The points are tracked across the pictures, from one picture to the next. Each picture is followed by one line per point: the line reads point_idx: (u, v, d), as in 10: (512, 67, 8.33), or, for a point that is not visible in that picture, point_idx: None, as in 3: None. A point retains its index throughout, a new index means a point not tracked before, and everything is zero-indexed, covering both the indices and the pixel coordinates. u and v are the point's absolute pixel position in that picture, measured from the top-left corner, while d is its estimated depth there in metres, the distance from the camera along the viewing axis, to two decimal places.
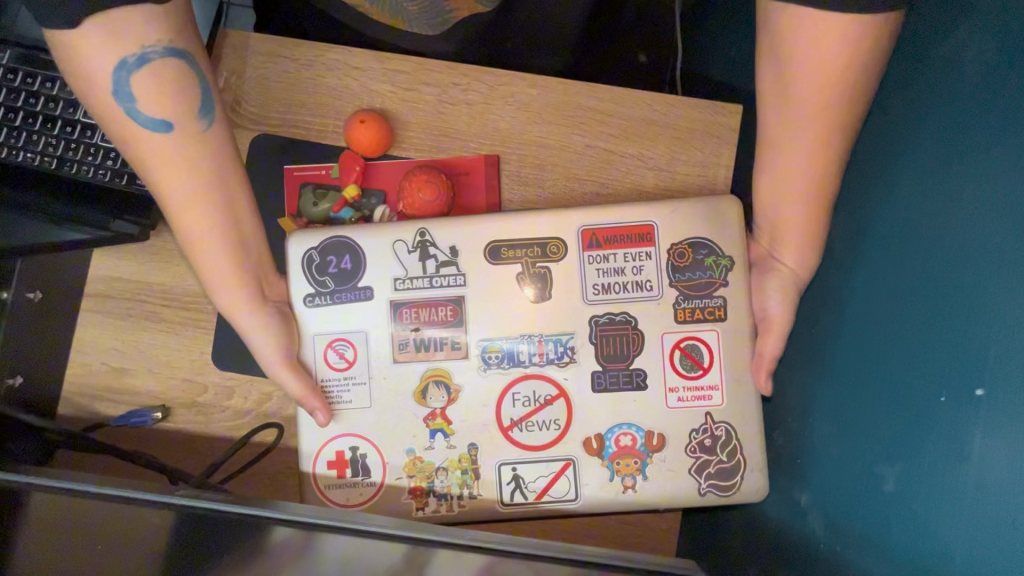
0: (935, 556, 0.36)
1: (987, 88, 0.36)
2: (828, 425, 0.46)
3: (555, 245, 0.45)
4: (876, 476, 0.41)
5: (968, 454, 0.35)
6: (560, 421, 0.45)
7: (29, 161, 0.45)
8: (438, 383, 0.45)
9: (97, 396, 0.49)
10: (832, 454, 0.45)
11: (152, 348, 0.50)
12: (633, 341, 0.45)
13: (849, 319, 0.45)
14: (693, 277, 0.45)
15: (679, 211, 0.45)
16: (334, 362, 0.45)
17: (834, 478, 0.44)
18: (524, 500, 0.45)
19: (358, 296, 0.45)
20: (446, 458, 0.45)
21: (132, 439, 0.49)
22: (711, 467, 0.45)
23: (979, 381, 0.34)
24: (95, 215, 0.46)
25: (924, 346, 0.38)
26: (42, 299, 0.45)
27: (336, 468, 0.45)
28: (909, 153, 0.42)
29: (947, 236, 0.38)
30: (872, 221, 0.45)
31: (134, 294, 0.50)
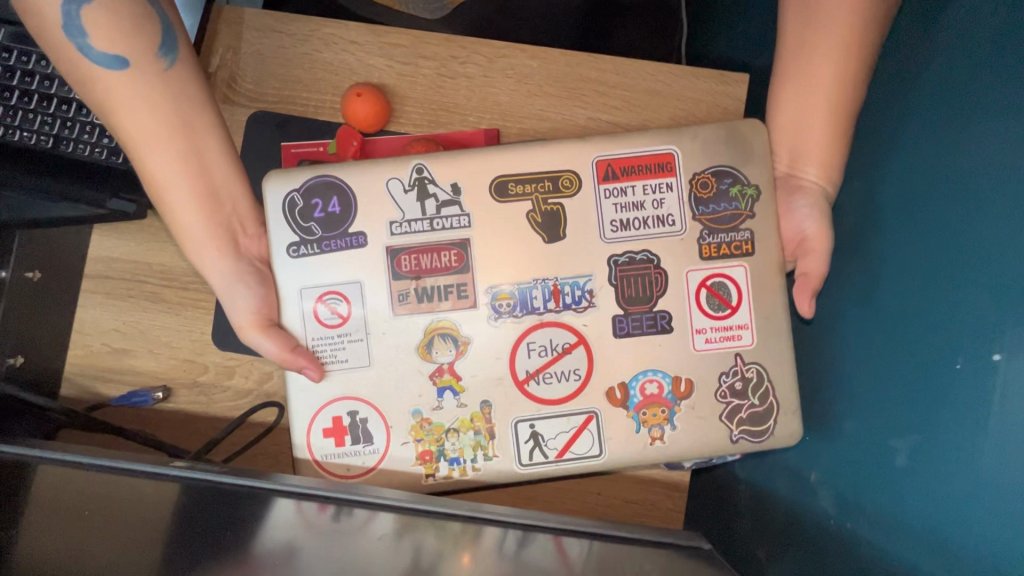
0: (951, 529, 0.35)
1: (1001, 47, 0.36)
2: (837, 400, 0.45)
3: (569, 178, 0.44)
4: (888, 451, 0.40)
5: (985, 422, 0.34)
6: (580, 371, 0.44)
7: (24, 139, 0.45)
8: (445, 336, 0.43)
9: (97, 377, 0.49)
10: (843, 429, 0.44)
11: (152, 328, 0.49)
12: (656, 282, 0.44)
13: (864, 278, 0.44)
14: (718, 209, 0.44)
15: (700, 138, 0.44)
16: (325, 318, 0.43)
17: (849, 442, 0.43)
18: (545, 459, 0.44)
19: (348, 244, 0.43)
20: (457, 418, 0.44)
21: (131, 419, 0.48)
22: (743, 412, 0.44)
23: (995, 347, 0.34)
24: (90, 194, 0.45)
25: (937, 314, 0.37)
26: (41, 279, 0.45)
27: (334, 435, 0.44)
28: (921, 115, 0.40)
29: (961, 200, 0.37)
30: (886, 173, 0.43)
31: (133, 275, 0.49)
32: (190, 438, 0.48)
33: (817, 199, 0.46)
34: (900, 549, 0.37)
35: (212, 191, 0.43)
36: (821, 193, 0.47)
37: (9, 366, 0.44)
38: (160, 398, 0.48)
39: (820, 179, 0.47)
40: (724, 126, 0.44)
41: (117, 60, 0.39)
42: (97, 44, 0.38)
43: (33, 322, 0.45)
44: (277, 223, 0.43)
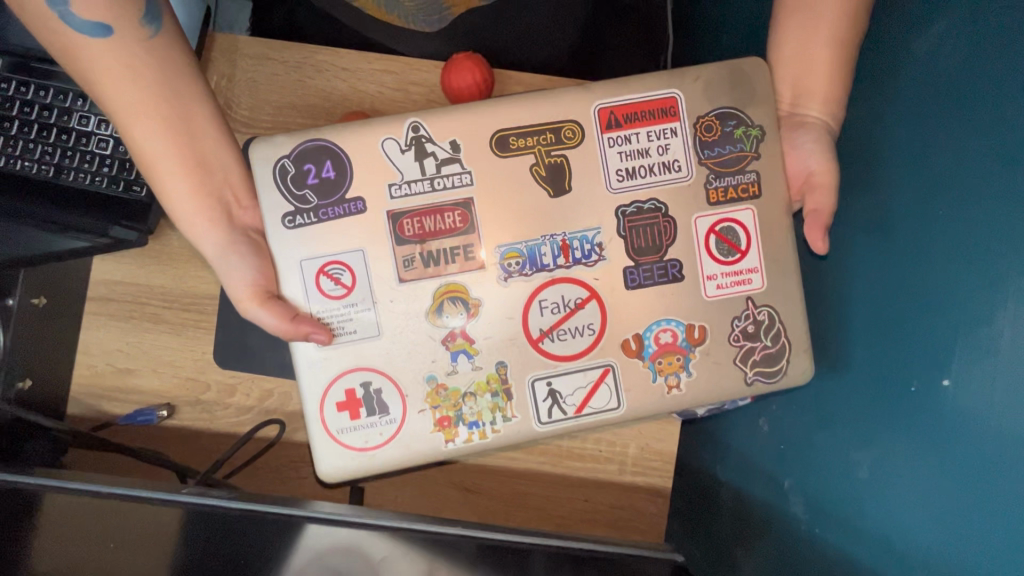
0: (902, 536, 0.38)
1: (957, 89, 0.38)
2: (809, 410, 0.48)
3: (571, 128, 0.43)
4: (851, 462, 0.43)
5: (935, 441, 0.37)
6: (593, 326, 0.44)
7: (26, 169, 0.46)
8: (454, 300, 0.43)
9: (103, 395, 0.51)
10: (813, 438, 0.47)
11: (155, 347, 0.51)
12: (665, 230, 0.44)
13: (869, 239, 0.44)
14: (723, 151, 0.44)
15: (702, 79, 0.44)
16: (329, 290, 0.42)
17: (857, 402, 0.43)
18: (564, 416, 0.44)
19: (347, 209, 0.42)
20: (473, 381, 0.43)
21: (137, 437, 0.50)
22: (756, 354, 0.44)
23: (945, 372, 0.37)
24: (93, 223, 0.47)
25: (901, 336, 0.40)
26: (47, 304, 0.47)
27: (349, 408, 0.43)
28: (887, 143, 0.42)
29: (920, 232, 0.39)
30: (891, 123, 0.42)
31: (135, 298, 0.51)
32: (194, 454, 0.50)
33: (819, 132, 0.47)
34: (859, 551, 0.41)
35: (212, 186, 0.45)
36: (825, 129, 0.47)
37: (19, 390, 0.45)
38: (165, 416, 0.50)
39: (824, 115, 0.47)
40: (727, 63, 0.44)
41: (99, 27, 0.39)
42: (80, 13, 0.38)
43: (39, 347, 0.47)
44: (269, 193, 0.42)
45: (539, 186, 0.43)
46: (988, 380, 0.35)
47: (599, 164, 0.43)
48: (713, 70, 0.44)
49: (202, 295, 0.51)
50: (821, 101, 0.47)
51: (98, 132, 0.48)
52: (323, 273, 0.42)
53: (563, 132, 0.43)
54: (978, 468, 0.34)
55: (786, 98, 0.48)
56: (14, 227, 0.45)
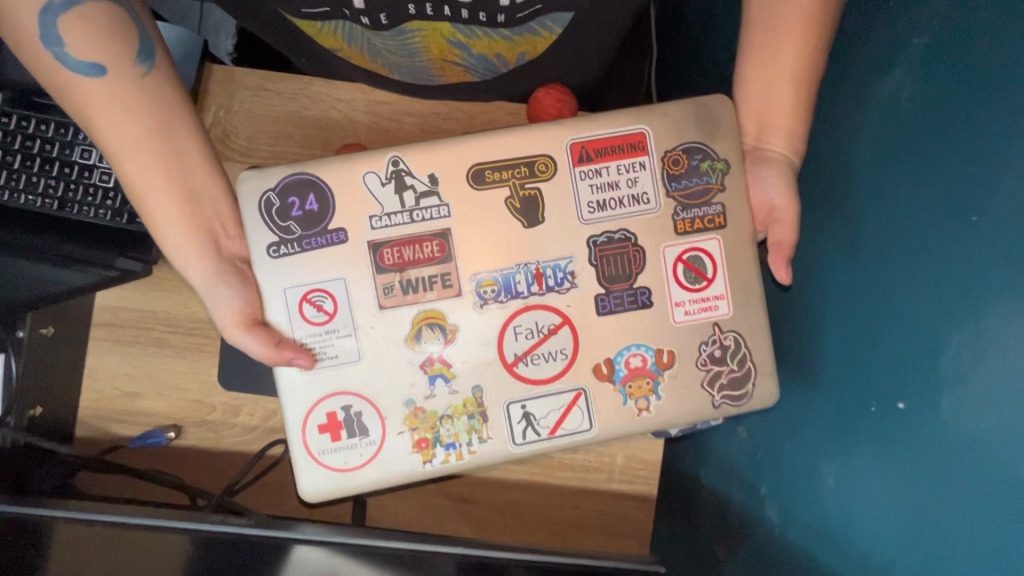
0: (861, 544, 0.42)
1: (915, 131, 0.40)
2: (783, 423, 0.51)
3: (544, 162, 0.44)
4: (819, 474, 0.46)
5: (890, 460, 0.40)
6: (567, 351, 0.45)
7: (29, 203, 0.48)
8: (432, 325, 0.44)
9: (112, 418, 0.53)
10: (786, 450, 0.50)
11: (161, 371, 0.53)
12: (634, 259, 0.45)
13: (840, 259, 0.46)
14: (690, 185, 0.46)
15: (670, 116, 0.45)
16: (312, 316, 0.43)
17: (826, 411, 0.46)
18: (537, 437, 0.45)
19: (330, 240, 0.43)
20: (451, 404, 0.44)
21: (144, 457, 0.52)
22: (723, 378, 0.46)
23: (899, 396, 0.40)
24: (98, 255, 0.48)
25: (862, 359, 0.43)
26: (55, 332, 0.49)
27: (331, 430, 0.44)
28: (855, 176, 0.45)
29: (880, 263, 0.42)
30: (859, 157, 0.44)
31: (139, 323, 0.53)
32: (202, 473, 0.52)
33: (780, 167, 0.48)
34: (823, 554, 0.45)
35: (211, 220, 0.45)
36: (787, 162, 0.48)
37: (31, 416, 0.47)
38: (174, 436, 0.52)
39: (785, 149, 0.48)
40: (691, 101, 0.45)
41: (94, 66, 0.39)
42: (75, 53, 0.38)
43: (49, 376, 0.49)
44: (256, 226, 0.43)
45: (514, 219, 0.44)
46: (935, 407, 0.37)
47: (572, 198, 0.45)
48: (678, 108, 0.45)
49: (205, 320, 0.53)
50: (783, 135, 0.47)
51: (101, 165, 0.50)
52: (306, 301, 0.44)
53: (537, 166, 0.45)
54: (926, 487, 0.37)
55: (749, 135, 0.49)
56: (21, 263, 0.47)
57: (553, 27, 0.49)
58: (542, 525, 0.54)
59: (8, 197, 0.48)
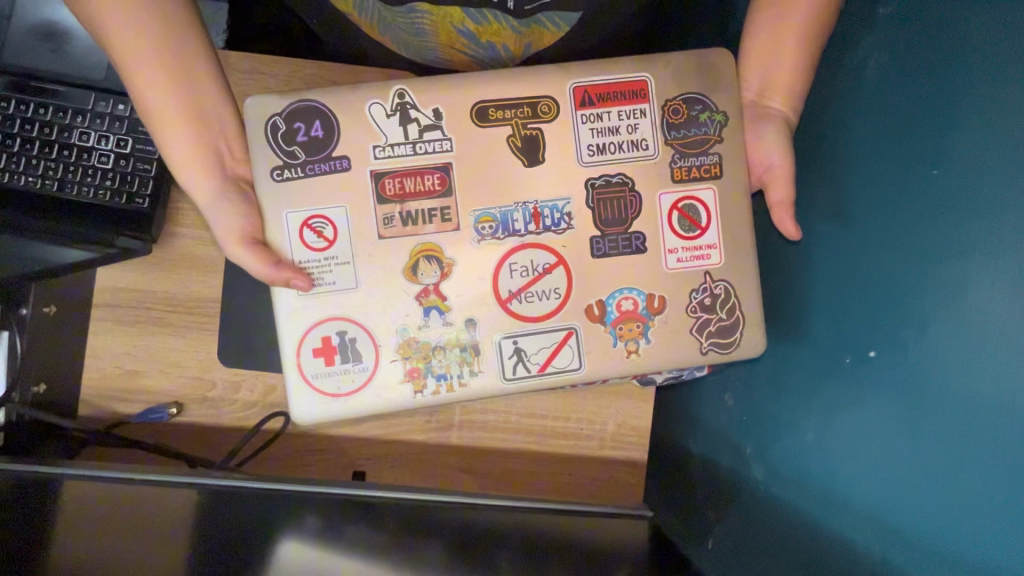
0: (842, 489, 0.44)
1: (882, 96, 0.43)
2: (767, 386, 0.53)
3: (547, 103, 0.47)
4: (801, 428, 0.48)
5: (865, 404, 0.42)
6: (560, 289, 0.47)
7: (29, 184, 0.50)
8: (429, 258, 0.46)
9: (114, 396, 0.54)
10: (771, 410, 0.53)
11: (163, 349, 0.54)
12: (630, 203, 0.48)
13: (824, 209, 0.48)
14: (689, 134, 0.48)
15: (672, 68, 0.48)
16: (311, 242, 0.45)
17: (809, 348, 0.49)
18: (527, 372, 0.47)
19: (332, 166, 0.45)
20: (445, 335, 0.46)
21: (149, 433, 0.53)
22: (711, 325, 0.48)
23: (871, 343, 0.42)
24: (99, 234, 0.51)
25: (840, 313, 0.45)
26: (56, 311, 0.50)
27: (324, 355, 0.46)
28: (835, 144, 0.48)
29: (855, 221, 0.45)
30: (836, 126, 0.48)
31: (139, 302, 0.54)
32: (205, 448, 0.54)
33: (778, 125, 0.50)
34: (809, 504, 0.47)
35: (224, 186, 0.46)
36: (783, 119, 0.50)
37: (34, 393, 0.49)
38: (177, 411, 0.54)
39: (785, 108, 0.50)
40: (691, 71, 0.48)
41: None
42: None
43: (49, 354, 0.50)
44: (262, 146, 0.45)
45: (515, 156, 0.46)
46: (903, 347, 0.40)
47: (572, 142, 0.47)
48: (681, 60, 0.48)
49: (208, 298, 0.55)
50: (784, 92, 0.50)
51: (99, 147, 0.51)
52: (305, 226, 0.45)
53: (540, 107, 0.47)
54: (898, 423, 0.40)
55: (754, 90, 0.51)
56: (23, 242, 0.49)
57: (563, 27, 0.56)
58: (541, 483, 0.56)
59: (9, 179, 0.50)
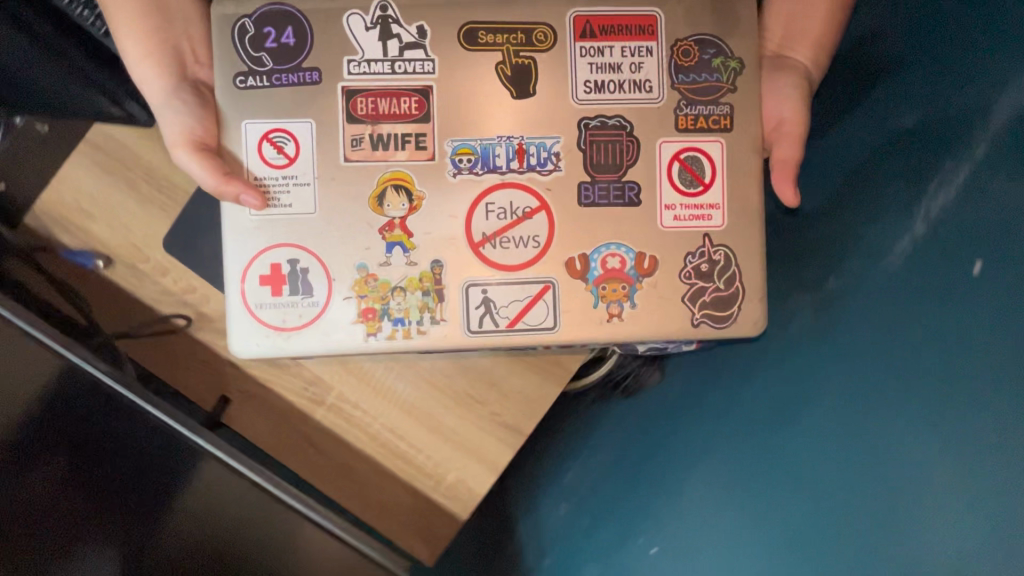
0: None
1: (732, 390, 0.84)
2: (583, 513, 0.87)
3: (543, 32, 0.53)
4: (617, 560, 0.84)
5: (636, 549, 0.83)
6: (540, 239, 0.54)
7: (82, 19, 0.62)
8: (398, 190, 0.52)
9: (59, 220, 0.65)
10: (570, 511, 0.88)
11: (117, 206, 0.65)
12: (629, 147, 0.54)
13: (800, 428, 0.79)
14: (698, 79, 0.54)
15: (682, 5, 0.54)
16: (273, 155, 0.52)
17: (626, 508, 0.85)
18: (495, 324, 0.54)
19: (301, 77, 0.52)
20: (407, 276, 0.53)
21: (76, 273, 0.65)
22: (706, 293, 0.54)
23: (652, 544, 0.82)
24: (116, 90, 0.64)
25: (639, 501, 0.85)
26: (49, 132, 0.63)
27: (272, 280, 0.52)
28: (730, 413, 0.83)
29: (681, 481, 0.83)
30: (742, 380, 0.83)
31: (117, 158, 0.65)
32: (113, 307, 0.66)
33: (797, 76, 0.55)
34: None
35: (213, 115, 0.53)
36: (806, 73, 0.56)
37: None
38: (105, 266, 0.65)
39: (807, 61, 0.56)
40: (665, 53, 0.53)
41: None
42: None
43: (29, 163, 0.63)
44: (229, 52, 0.51)
45: (504, 85, 0.53)
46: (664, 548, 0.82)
47: (570, 75, 0.54)
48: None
49: (174, 201, 0.65)
50: (804, 46, 0.56)
51: None
52: (267, 143, 0.52)
53: (536, 36, 0.53)
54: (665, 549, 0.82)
55: (775, 41, 0.56)
56: (8, 73, 0.59)
57: None
58: (352, 497, 0.68)
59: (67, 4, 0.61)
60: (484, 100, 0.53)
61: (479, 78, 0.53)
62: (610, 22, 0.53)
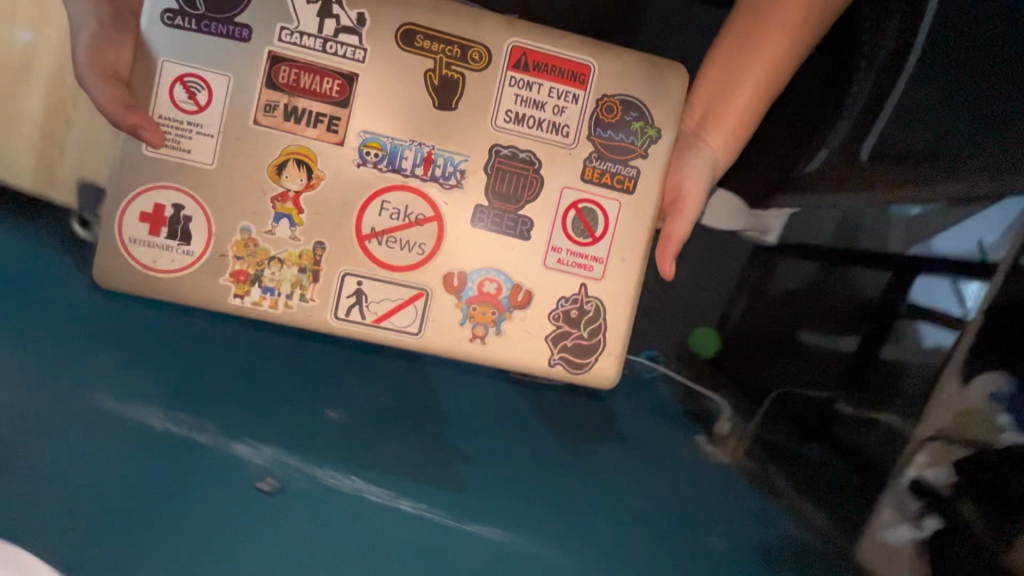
0: None
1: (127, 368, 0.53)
2: None
3: (478, 52, 0.54)
4: None
5: None
6: (425, 247, 0.55)
7: None
8: (299, 165, 0.53)
9: None
10: None
11: None
12: (532, 183, 0.55)
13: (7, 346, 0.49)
14: (614, 138, 0.56)
15: (618, 64, 0.56)
16: (184, 100, 0.52)
17: None
18: (362, 316, 0.55)
19: (231, 31, 0.52)
20: (286, 250, 0.54)
21: None
22: (569, 338, 0.57)
23: None
24: None
25: None
26: None
27: (154, 218, 0.53)
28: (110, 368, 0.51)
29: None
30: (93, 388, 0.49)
31: None
32: None
33: (703, 157, 0.59)
34: None
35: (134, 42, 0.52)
36: (713, 158, 0.60)
37: None
38: None
39: (717, 147, 0.60)
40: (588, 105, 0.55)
41: None
42: None
43: None
44: None
45: (427, 93, 0.54)
46: None
47: (494, 101, 0.55)
48: (631, 61, 0.55)
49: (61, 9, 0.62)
50: (719, 134, 0.59)
51: None
52: (179, 85, 0.52)
53: (470, 55, 0.54)
54: None
55: (693, 121, 0.60)
56: None
57: None
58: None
59: None
60: (405, 99, 0.54)
61: (405, 78, 0.54)
62: (544, 61, 0.55)
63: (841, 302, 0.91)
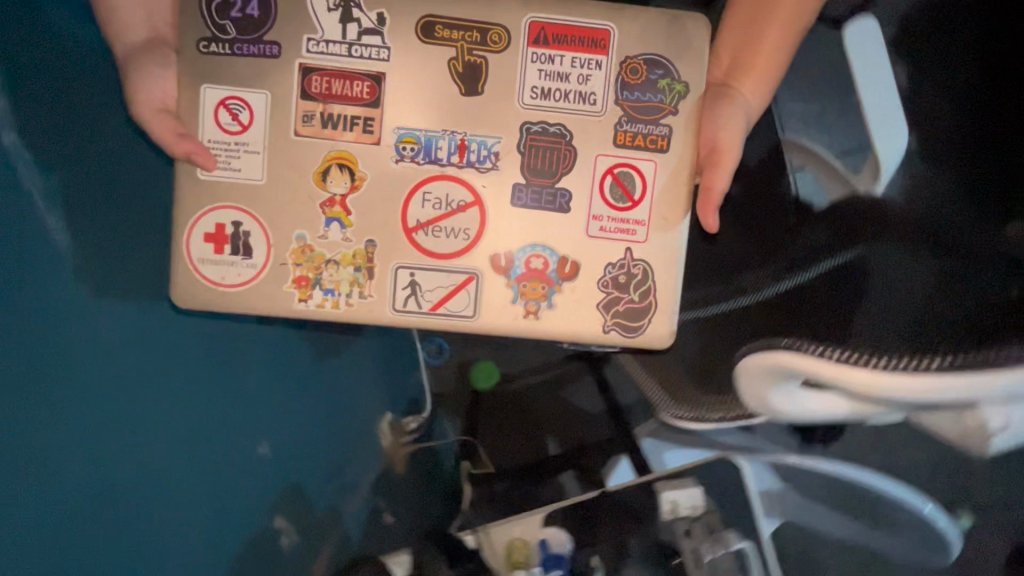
0: None
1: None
2: None
3: (498, 34, 0.55)
4: None
5: None
6: (469, 232, 0.57)
7: None
8: (341, 169, 0.55)
9: None
10: None
11: None
12: (565, 155, 0.56)
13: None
14: (643, 99, 0.56)
15: (638, 24, 0.55)
16: (229, 122, 0.55)
17: None
18: (418, 306, 0.58)
19: (263, 49, 0.54)
20: (340, 252, 0.56)
21: None
22: (620, 303, 0.58)
23: None
24: None
25: None
26: None
27: (217, 236, 0.56)
28: None
29: None
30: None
31: None
32: None
33: (734, 107, 0.59)
34: None
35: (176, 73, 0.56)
36: (744, 107, 0.59)
37: None
38: None
39: (748, 95, 0.59)
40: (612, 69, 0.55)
41: None
42: None
43: None
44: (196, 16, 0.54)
45: (453, 81, 0.55)
46: None
47: (518, 80, 0.56)
48: (651, 19, 0.55)
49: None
50: (748, 80, 0.59)
51: None
52: (223, 109, 0.55)
53: (490, 37, 0.55)
54: None
55: (720, 72, 0.59)
56: None
57: None
58: None
59: None
60: (433, 90, 0.55)
61: (430, 70, 0.55)
62: (562, 33, 0.55)
63: (580, 422, 0.98)
